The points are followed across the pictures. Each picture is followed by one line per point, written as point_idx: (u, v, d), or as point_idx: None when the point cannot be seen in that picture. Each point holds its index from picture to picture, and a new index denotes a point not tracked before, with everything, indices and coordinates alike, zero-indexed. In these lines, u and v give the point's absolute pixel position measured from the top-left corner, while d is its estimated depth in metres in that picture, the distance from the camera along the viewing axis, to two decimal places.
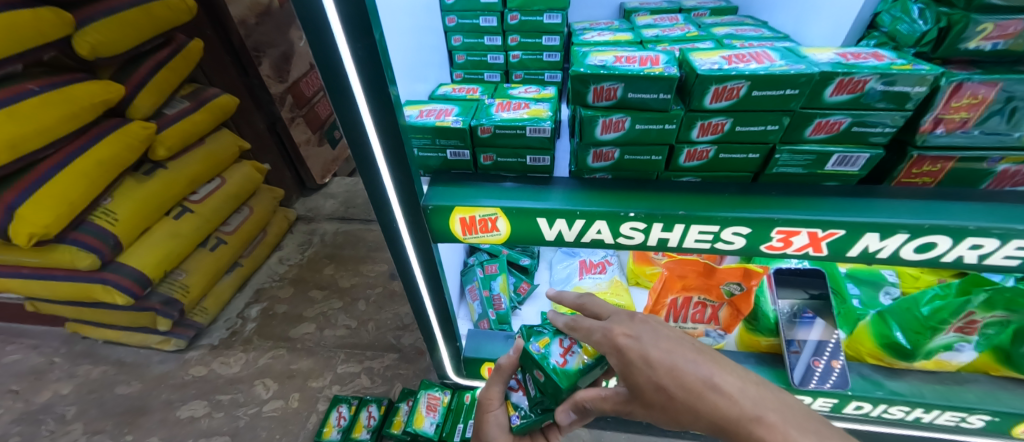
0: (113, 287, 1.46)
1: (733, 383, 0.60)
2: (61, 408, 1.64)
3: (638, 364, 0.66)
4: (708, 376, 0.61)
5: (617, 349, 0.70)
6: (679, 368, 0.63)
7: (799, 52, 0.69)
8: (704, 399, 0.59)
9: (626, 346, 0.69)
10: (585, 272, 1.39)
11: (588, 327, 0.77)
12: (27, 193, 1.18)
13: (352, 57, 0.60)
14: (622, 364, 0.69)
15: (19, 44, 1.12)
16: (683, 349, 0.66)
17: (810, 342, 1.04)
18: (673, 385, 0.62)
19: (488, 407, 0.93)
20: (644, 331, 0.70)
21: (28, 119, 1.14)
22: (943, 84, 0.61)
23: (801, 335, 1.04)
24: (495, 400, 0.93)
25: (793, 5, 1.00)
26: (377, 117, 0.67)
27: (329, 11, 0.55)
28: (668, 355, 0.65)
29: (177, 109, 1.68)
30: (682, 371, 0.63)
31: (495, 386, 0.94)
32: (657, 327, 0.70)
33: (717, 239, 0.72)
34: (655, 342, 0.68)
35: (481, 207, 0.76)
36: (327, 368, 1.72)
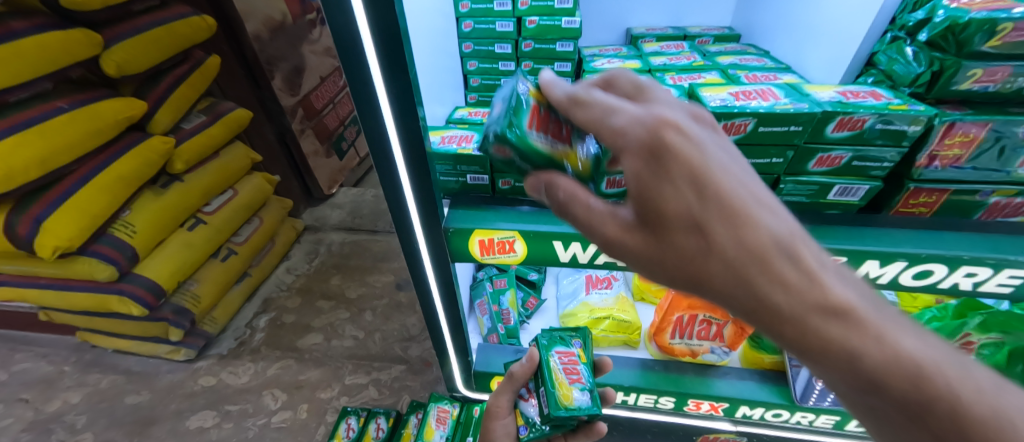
0: (128, 298, 1.49)
1: (911, 336, 0.37)
2: (72, 417, 1.66)
3: (779, 291, 0.37)
4: (886, 330, 0.37)
5: (755, 255, 0.37)
6: (848, 305, 0.37)
7: (803, 89, 0.73)
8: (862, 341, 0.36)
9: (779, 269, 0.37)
10: (591, 287, 1.40)
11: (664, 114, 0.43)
12: (52, 206, 1.22)
13: (388, 96, 0.63)
14: (748, 278, 0.37)
15: (52, 65, 1.17)
16: (862, 292, 0.38)
17: None
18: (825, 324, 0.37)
19: (496, 415, 0.96)
20: (816, 258, 0.38)
21: (56, 135, 1.19)
22: (936, 124, 0.65)
23: None
24: (503, 409, 0.96)
25: (792, 31, 1.04)
26: (408, 151, 0.71)
27: (369, 52, 0.58)
28: (836, 283, 0.38)
29: (194, 123, 1.73)
30: (848, 304, 0.37)
31: (504, 394, 0.97)
32: (842, 273, 0.39)
33: None
34: (827, 274, 0.38)
35: (500, 230, 0.80)
36: (335, 379, 1.74)
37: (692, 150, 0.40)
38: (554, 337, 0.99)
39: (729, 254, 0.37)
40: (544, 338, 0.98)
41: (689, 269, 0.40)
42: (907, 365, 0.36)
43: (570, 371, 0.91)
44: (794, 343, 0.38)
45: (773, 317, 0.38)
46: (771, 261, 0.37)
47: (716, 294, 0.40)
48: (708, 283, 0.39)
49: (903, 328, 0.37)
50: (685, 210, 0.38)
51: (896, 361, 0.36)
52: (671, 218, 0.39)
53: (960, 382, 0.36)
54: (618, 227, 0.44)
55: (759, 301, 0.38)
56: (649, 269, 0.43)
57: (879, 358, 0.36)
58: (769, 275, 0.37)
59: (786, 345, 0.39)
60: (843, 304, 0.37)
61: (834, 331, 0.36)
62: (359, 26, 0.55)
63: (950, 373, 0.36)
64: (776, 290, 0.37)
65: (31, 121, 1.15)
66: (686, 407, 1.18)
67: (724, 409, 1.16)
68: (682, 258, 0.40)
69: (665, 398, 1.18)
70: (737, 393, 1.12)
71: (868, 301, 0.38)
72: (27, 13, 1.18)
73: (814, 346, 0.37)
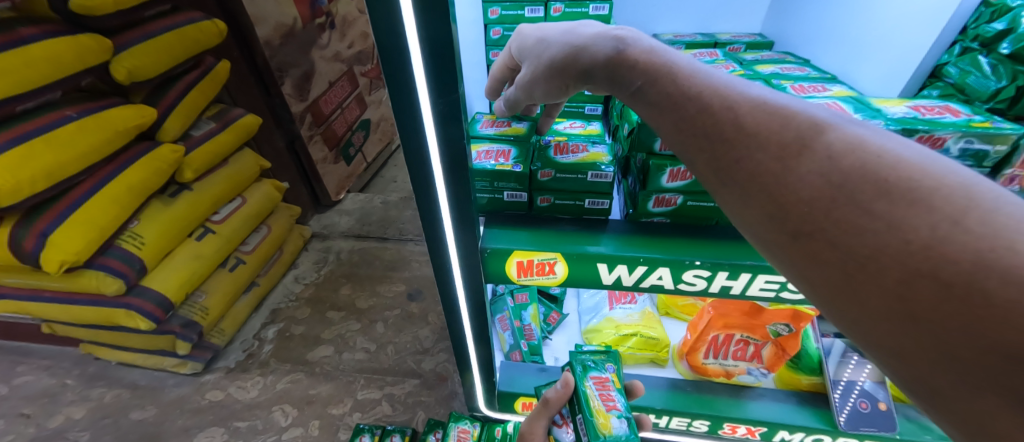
0: (136, 312, 1.43)
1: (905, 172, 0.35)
2: (74, 433, 1.60)
3: (759, 148, 0.42)
4: (869, 166, 0.37)
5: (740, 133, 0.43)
6: (834, 156, 0.38)
7: (870, 103, 0.69)
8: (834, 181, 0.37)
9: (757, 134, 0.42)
10: (615, 302, 1.33)
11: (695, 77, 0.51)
12: (59, 219, 1.17)
13: (432, 110, 0.59)
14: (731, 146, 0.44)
15: (61, 73, 1.13)
16: (866, 143, 0.38)
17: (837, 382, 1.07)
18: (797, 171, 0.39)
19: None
20: (810, 127, 0.41)
21: (65, 146, 1.15)
22: (1022, 143, 0.61)
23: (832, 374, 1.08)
24: (538, 437, 0.88)
25: (844, 47, 0.97)
26: (448, 168, 0.66)
27: (417, 65, 0.54)
28: (819, 135, 0.40)
29: (204, 130, 1.68)
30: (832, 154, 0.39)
31: (539, 420, 0.90)
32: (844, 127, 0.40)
33: (783, 288, 0.71)
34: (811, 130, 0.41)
35: (541, 251, 0.75)
36: (347, 394, 1.69)
37: (698, 74, 0.50)
38: (590, 359, 0.93)
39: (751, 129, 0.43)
40: (578, 360, 0.93)
41: (700, 129, 0.46)
42: (905, 186, 0.35)
43: (606, 399, 0.85)
44: (779, 189, 0.40)
45: (778, 183, 0.40)
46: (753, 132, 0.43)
47: (743, 179, 0.43)
48: (725, 145, 0.44)
49: (919, 163, 0.36)
50: (706, 94, 0.47)
51: (896, 188, 0.35)
52: (682, 101, 0.48)
53: (984, 215, 0.31)
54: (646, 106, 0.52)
55: (757, 164, 0.42)
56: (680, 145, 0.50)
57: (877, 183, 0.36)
58: (797, 138, 0.41)
59: (792, 202, 0.39)
60: (850, 148, 0.39)
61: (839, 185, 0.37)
62: (408, 40, 0.51)
63: (982, 206, 0.32)
64: (775, 142, 0.42)
65: (39, 130, 1.11)
66: (721, 430, 1.14)
67: (760, 434, 1.11)
68: (701, 122, 0.46)
69: (698, 421, 1.12)
70: (774, 417, 1.07)
71: (886, 143, 0.38)
72: (36, 19, 1.14)
73: (791, 198, 0.39)
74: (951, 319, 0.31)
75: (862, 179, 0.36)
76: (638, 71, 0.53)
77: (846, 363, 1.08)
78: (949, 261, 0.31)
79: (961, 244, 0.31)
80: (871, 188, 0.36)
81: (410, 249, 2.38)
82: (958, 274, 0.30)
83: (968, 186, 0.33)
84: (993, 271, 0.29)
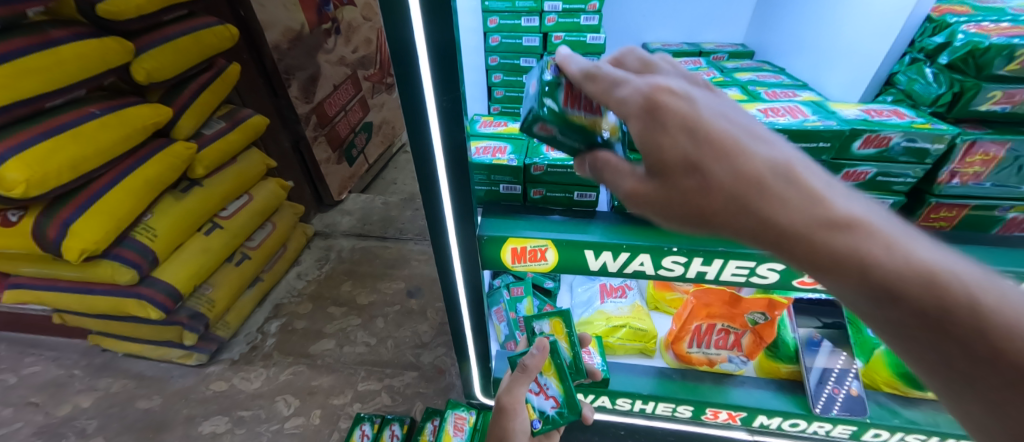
0: (147, 302, 1.49)
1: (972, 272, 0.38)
2: (82, 421, 1.65)
3: (814, 231, 0.38)
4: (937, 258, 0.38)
5: (757, 187, 0.39)
6: (896, 243, 0.38)
7: (827, 107, 0.77)
8: (924, 274, 0.37)
9: (770, 188, 0.39)
10: (606, 296, 1.39)
11: (608, 75, 0.48)
12: (81, 209, 1.24)
13: (437, 108, 0.66)
14: (760, 217, 0.39)
15: (86, 72, 1.21)
16: (875, 205, 0.41)
17: (814, 369, 1.13)
18: (862, 272, 0.38)
19: (514, 414, 0.91)
20: (819, 179, 0.40)
21: (89, 140, 1.22)
22: (959, 142, 0.69)
23: (809, 362, 1.13)
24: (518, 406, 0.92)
25: (811, 53, 1.06)
26: (450, 162, 0.73)
27: (425, 71, 0.61)
28: (861, 217, 0.39)
29: (214, 129, 1.75)
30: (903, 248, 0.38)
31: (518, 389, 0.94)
32: (833, 186, 0.41)
33: (752, 273, 0.78)
34: (829, 187, 0.40)
35: (533, 238, 0.82)
36: (348, 385, 1.75)
37: (775, 175, 0.40)
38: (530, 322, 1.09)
39: (808, 231, 0.39)
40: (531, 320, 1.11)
41: (782, 241, 0.39)
42: (957, 297, 0.37)
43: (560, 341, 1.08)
44: (842, 276, 0.39)
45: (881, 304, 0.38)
46: (778, 183, 0.39)
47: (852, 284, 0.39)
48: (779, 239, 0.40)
49: (911, 240, 0.39)
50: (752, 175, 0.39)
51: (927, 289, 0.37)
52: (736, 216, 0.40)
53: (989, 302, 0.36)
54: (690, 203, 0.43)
55: (810, 250, 0.39)
56: (705, 219, 0.43)
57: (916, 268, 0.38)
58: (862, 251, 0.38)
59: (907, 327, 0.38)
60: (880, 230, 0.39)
61: (914, 321, 0.38)
62: (418, 46, 0.59)
63: (983, 292, 0.37)
64: (826, 255, 0.39)
65: (65, 126, 1.19)
66: (704, 416, 1.21)
67: (741, 419, 1.18)
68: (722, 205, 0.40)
69: (682, 407, 1.20)
70: (753, 403, 1.15)
71: (898, 226, 0.40)
72: (65, 21, 1.23)
73: (880, 291, 0.38)
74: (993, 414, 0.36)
75: (908, 281, 0.37)
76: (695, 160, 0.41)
77: (835, 353, 1.12)
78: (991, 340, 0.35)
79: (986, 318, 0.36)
80: (918, 290, 0.37)
81: (410, 248, 2.45)
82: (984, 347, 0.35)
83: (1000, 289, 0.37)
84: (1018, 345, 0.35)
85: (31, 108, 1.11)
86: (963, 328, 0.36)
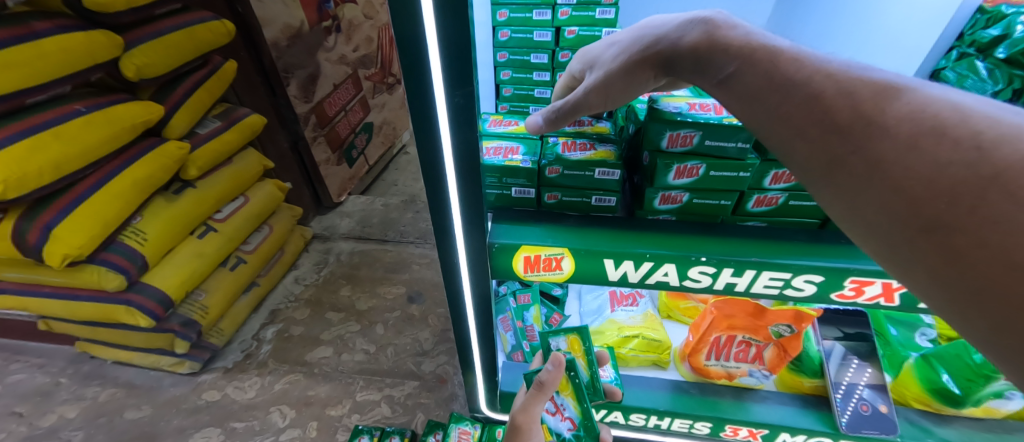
0: (136, 309, 1.43)
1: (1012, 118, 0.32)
2: (68, 433, 1.58)
3: (826, 88, 0.41)
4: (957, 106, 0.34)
5: (775, 73, 0.45)
6: (906, 91, 0.38)
7: None
8: (912, 108, 0.36)
9: (792, 72, 0.44)
10: (616, 305, 1.33)
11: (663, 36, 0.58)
12: (64, 213, 1.17)
13: (446, 104, 0.59)
14: (771, 83, 0.45)
15: (71, 67, 1.15)
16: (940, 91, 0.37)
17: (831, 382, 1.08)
18: (842, 103, 0.39)
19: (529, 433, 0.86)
20: (868, 72, 0.42)
21: (73, 139, 1.16)
22: None
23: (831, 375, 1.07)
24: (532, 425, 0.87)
25: None
26: (460, 164, 0.67)
27: (434, 62, 0.55)
28: (889, 85, 0.39)
29: (209, 128, 1.69)
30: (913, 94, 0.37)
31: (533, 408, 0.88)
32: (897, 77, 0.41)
33: (787, 286, 0.72)
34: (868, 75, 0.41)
35: (548, 246, 0.75)
36: (346, 395, 1.68)
37: (800, 60, 0.45)
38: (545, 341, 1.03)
39: (824, 92, 0.41)
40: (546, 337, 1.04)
41: (786, 89, 0.44)
42: (944, 121, 0.34)
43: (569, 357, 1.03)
44: (822, 117, 0.40)
45: (891, 167, 0.35)
46: (801, 66, 0.44)
47: (863, 166, 0.37)
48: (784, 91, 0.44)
49: (939, 93, 0.37)
50: (781, 61, 0.46)
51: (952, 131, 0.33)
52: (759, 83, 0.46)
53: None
54: (729, 95, 0.49)
55: (800, 95, 0.42)
56: (739, 108, 0.48)
57: (940, 116, 0.34)
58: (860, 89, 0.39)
59: (926, 196, 0.32)
60: (909, 95, 0.37)
61: (941, 182, 0.32)
62: (427, 39, 0.53)
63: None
64: (841, 110, 0.39)
65: (47, 124, 1.12)
66: (722, 433, 1.14)
67: (762, 436, 1.12)
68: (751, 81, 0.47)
69: (700, 423, 1.13)
70: (777, 419, 1.09)
71: (943, 91, 0.37)
72: (50, 14, 1.16)
73: (851, 126, 0.38)
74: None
75: (882, 106, 0.37)
76: (730, 57, 0.50)
77: (845, 364, 1.07)
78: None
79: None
80: (930, 134, 0.34)
81: (411, 251, 2.38)
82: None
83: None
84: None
85: (10, 104, 1.05)
86: (1008, 165, 0.30)
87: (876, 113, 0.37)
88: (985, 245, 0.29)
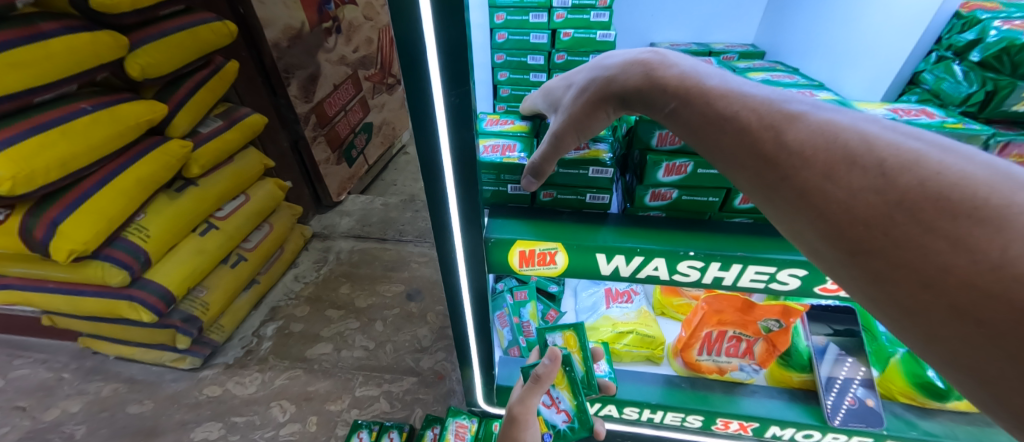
0: (139, 304, 1.45)
1: (907, 144, 0.38)
2: (70, 427, 1.60)
3: (754, 121, 0.46)
4: (865, 135, 0.40)
5: (709, 107, 0.51)
6: (824, 121, 0.43)
7: (852, 106, 0.74)
8: (827, 141, 0.41)
9: (722, 104, 0.50)
10: (611, 301, 1.36)
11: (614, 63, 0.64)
12: (70, 209, 1.19)
13: (444, 102, 0.62)
14: (706, 118, 0.50)
15: (77, 66, 1.17)
16: (852, 116, 0.43)
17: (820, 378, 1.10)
18: (768, 135, 0.45)
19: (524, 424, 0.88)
20: (791, 101, 0.47)
21: (79, 137, 1.18)
22: (993, 143, 0.65)
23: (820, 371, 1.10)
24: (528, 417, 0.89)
25: (828, 54, 1.02)
26: (457, 160, 0.69)
27: (432, 63, 0.57)
28: (807, 114, 0.44)
29: (211, 127, 1.71)
30: (830, 125, 0.42)
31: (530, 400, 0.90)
32: (816, 101, 0.46)
33: (772, 280, 0.74)
34: (788, 103, 0.47)
35: (542, 241, 0.78)
36: (345, 391, 1.71)
37: (730, 93, 0.50)
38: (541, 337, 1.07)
39: (753, 125, 0.46)
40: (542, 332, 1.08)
41: (719, 124, 0.49)
42: (854, 150, 0.39)
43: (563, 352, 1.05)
44: (752, 151, 0.45)
45: (815, 196, 0.40)
46: (731, 99, 0.50)
47: (792, 195, 0.42)
48: (718, 126, 0.49)
49: (851, 122, 0.42)
50: (713, 96, 0.51)
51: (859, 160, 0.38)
52: (697, 118, 0.52)
53: (928, 165, 0.36)
54: (675, 127, 0.54)
55: (732, 130, 0.48)
56: (686, 137, 0.54)
57: (847, 147, 0.40)
58: (783, 123, 0.45)
59: (847, 220, 0.38)
60: (824, 128, 0.42)
61: (858, 208, 0.37)
62: (426, 41, 0.55)
63: (929, 161, 0.36)
64: (768, 143, 0.44)
65: (54, 122, 1.15)
66: (714, 426, 1.17)
67: (753, 429, 1.14)
68: (690, 116, 0.52)
69: (692, 416, 1.16)
70: (766, 413, 1.11)
71: (853, 117, 0.43)
72: (57, 14, 1.19)
73: (776, 158, 0.43)
74: (970, 308, 0.32)
75: (804, 140, 0.42)
76: (671, 93, 0.55)
77: (840, 360, 1.09)
78: (943, 205, 0.33)
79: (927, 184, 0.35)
80: (843, 164, 0.39)
81: (410, 250, 2.41)
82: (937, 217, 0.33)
83: (954, 156, 0.36)
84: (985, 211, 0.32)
85: (17, 103, 1.07)
86: (908, 193, 0.35)
87: (798, 146, 0.42)
88: (899, 262, 0.35)
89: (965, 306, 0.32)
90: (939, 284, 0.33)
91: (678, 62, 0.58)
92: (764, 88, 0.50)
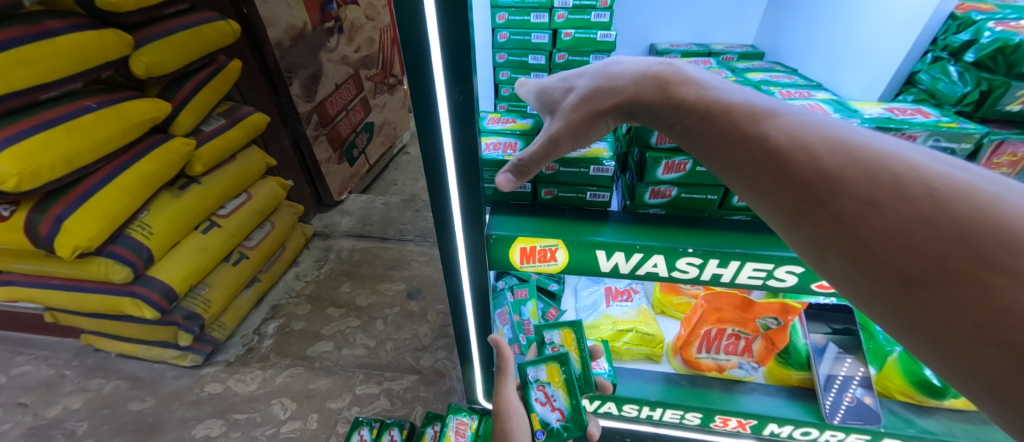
0: (142, 301, 1.46)
1: (935, 173, 0.38)
2: (72, 423, 1.61)
3: (780, 144, 0.46)
4: (895, 161, 0.40)
5: (735, 126, 0.50)
6: (853, 146, 0.43)
7: (850, 105, 0.75)
8: (856, 166, 0.41)
9: (749, 124, 0.50)
10: (611, 300, 1.36)
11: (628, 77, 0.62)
12: (74, 206, 1.20)
13: (447, 100, 0.63)
14: (729, 137, 0.50)
15: (82, 64, 1.18)
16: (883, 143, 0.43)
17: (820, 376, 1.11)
18: (793, 157, 0.45)
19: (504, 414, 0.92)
20: (819, 124, 0.47)
21: (84, 134, 1.19)
22: (986, 142, 0.67)
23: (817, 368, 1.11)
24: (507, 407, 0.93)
25: (825, 54, 1.04)
26: (460, 158, 0.70)
27: (436, 61, 0.58)
28: (836, 138, 0.45)
29: (213, 126, 1.72)
30: (858, 150, 0.42)
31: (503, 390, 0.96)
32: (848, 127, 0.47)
33: (770, 276, 0.75)
34: (815, 127, 0.47)
35: (543, 238, 0.79)
36: (346, 389, 1.71)
37: (755, 114, 0.50)
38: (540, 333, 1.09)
39: (778, 146, 0.46)
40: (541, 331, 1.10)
41: (743, 141, 0.49)
42: (881, 176, 0.39)
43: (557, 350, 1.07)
44: (777, 174, 0.45)
45: (850, 217, 0.40)
46: (756, 120, 0.50)
47: (820, 216, 0.42)
48: (742, 146, 0.49)
49: (879, 147, 0.42)
50: (735, 118, 0.51)
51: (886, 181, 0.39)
52: (718, 139, 0.51)
53: (960, 190, 0.37)
54: (697, 144, 0.54)
55: (757, 149, 0.48)
56: (706, 155, 0.53)
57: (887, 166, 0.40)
58: (808, 145, 0.45)
59: (881, 241, 0.38)
60: (844, 143, 0.43)
61: (889, 231, 0.37)
62: (430, 40, 0.56)
63: (964, 189, 0.37)
64: (794, 163, 0.44)
65: (60, 119, 1.16)
66: (712, 424, 1.18)
67: (751, 427, 1.15)
68: (712, 133, 0.52)
69: (691, 414, 1.16)
70: (764, 410, 1.12)
71: (881, 142, 0.43)
72: (62, 13, 1.20)
73: (801, 179, 0.44)
74: (997, 329, 0.32)
75: (830, 164, 0.42)
76: (695, 113, 0.55)
77: (840, 359, 1.10)
78: (968, 233, 0.34)
79: (961, 214, 0.35)
80: (871, 188, 0.39)
81: (410, 249, 2.42)
82: (960, 246, 0.34)
83: (989, 186, 0.36)
84: (1003, 242, 0.33)
85: (23, 100, 1.08)
86: (938, 216, 0.36)
87: (833, 165, 0.42)
88: (936, 289, 0.35)
89: (990, 327, 0.32)
90: (971, 308, 0.33)
91: (699, 79, 0.58)
92: (799, 110, 0.51)
